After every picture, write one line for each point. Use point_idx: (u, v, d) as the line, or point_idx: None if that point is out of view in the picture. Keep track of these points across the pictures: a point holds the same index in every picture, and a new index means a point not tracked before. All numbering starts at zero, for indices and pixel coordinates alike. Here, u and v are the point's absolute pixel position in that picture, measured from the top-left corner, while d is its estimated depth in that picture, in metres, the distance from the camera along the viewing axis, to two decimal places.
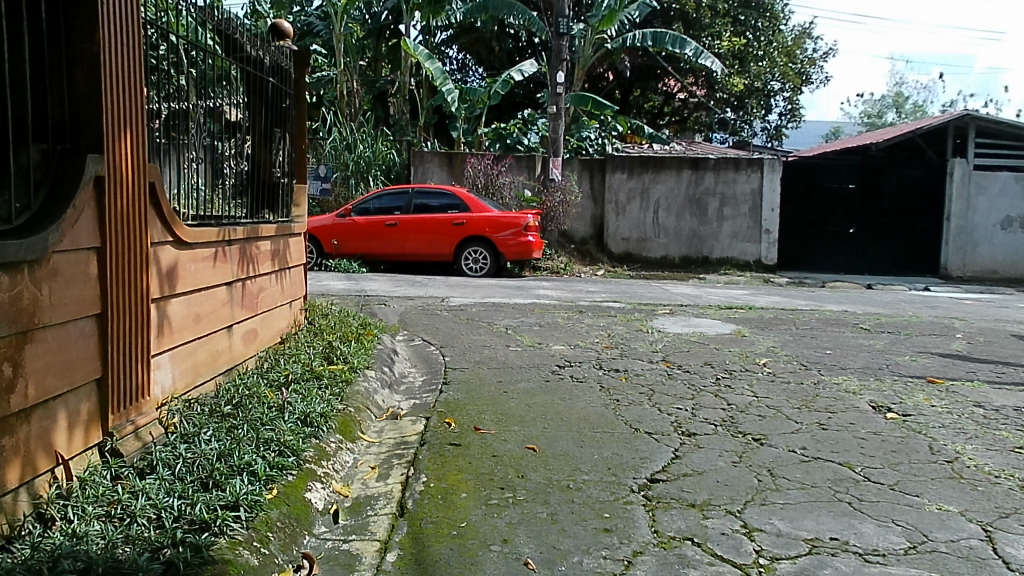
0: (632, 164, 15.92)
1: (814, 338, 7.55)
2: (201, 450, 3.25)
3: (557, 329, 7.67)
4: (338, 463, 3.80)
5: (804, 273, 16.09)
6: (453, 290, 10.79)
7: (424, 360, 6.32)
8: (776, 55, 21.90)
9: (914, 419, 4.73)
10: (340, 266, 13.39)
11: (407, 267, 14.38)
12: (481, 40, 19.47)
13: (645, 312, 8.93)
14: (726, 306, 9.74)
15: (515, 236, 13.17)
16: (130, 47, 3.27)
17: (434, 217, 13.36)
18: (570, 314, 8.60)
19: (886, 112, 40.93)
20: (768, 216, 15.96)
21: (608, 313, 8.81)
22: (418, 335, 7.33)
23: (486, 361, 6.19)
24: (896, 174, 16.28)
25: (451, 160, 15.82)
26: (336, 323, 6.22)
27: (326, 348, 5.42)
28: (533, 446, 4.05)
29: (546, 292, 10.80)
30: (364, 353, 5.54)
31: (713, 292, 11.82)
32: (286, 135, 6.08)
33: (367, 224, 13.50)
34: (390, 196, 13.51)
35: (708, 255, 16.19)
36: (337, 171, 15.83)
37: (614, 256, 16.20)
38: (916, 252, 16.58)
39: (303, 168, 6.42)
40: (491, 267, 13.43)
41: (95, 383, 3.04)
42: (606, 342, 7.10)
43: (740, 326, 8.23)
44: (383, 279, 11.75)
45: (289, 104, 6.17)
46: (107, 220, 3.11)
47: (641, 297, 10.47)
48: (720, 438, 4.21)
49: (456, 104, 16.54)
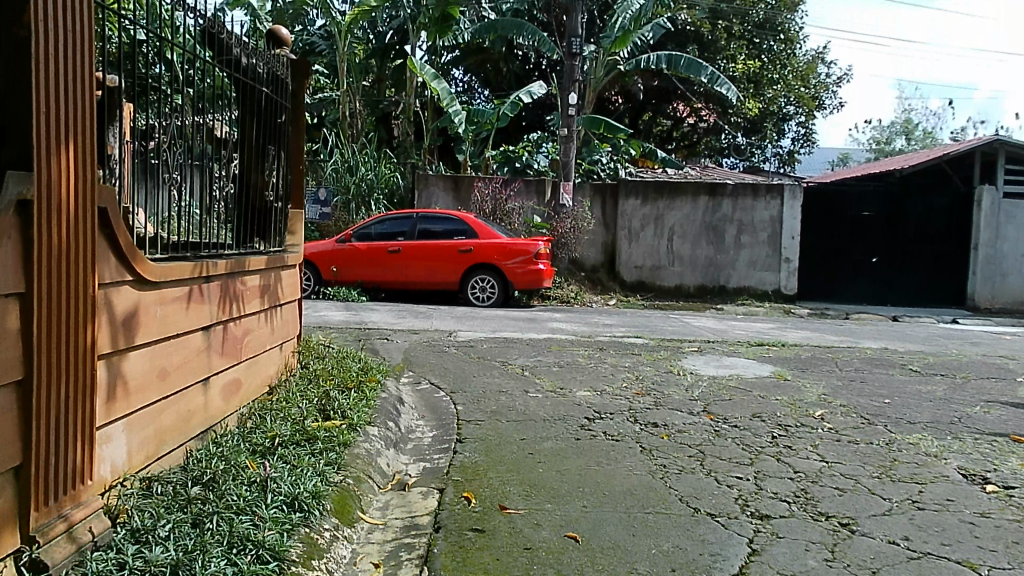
0: (646, 190, 15.26)
1: (864, 383, 6.79)
2: (154, 558, 2.49)
3: (579, 371, 6.92)
4: (334, 560, 3.04)
5: (826, 304, 15.33)
6: (460, 322, 10.05)
7: (432, 410, 5.56)
8: (790, 79, 21.41)
9: (1020, 494, 3.96)
10: (340, 295, 12.65)
11: (409, 296, 13.64)
12: (488, 61, 18.98)
13: (672, 350, 8.17)
14: (756, 343, 8.98)
15: (525, 264, 12.46)
16: (77, 33, 2.58)
17: (440, 242, 12.65)
18: (591, 352, 7.85)
19: (894, 139, 40.48)
20: (788, 244, 15.26)
21: (631, 351, 8.06)
22: (425, 378, 6.56)
23: (504, 412, 5.42)
24: (922, 202, 15.60)
25: (456, 184, 15.19)
26: (334, 366, 5.49)
27: (321, 400, 4.66)
28: (574, 533, 3.30)
29: (561, 325, 10.06)
30: (365, 405, 4.78)
31: (738, 325, 11.07)
32: (282, 154, 5.38)
33: (369, 250, 12.79)
34: (394, 221, 12.82)
35: (724, 284, 15.45)
36: (337, 194, 15.17)
37: (626, 284, 15.48)
38: (942, 283, 15.83)
39: (300, 191, 5.72)
40: (499, 296, 12.68)
41: (11, 472, 2.31)
42: (636, 387, 6.34)
43: (778, 367, 7.48)
44: (385, 310, 11.02)
45: (285, 120, 5.47)
46: (38, 258, 2.39)
47: (663, 332, 9.70)
48: (801, 524, 3.45)
49: (463, 126, 16.00)
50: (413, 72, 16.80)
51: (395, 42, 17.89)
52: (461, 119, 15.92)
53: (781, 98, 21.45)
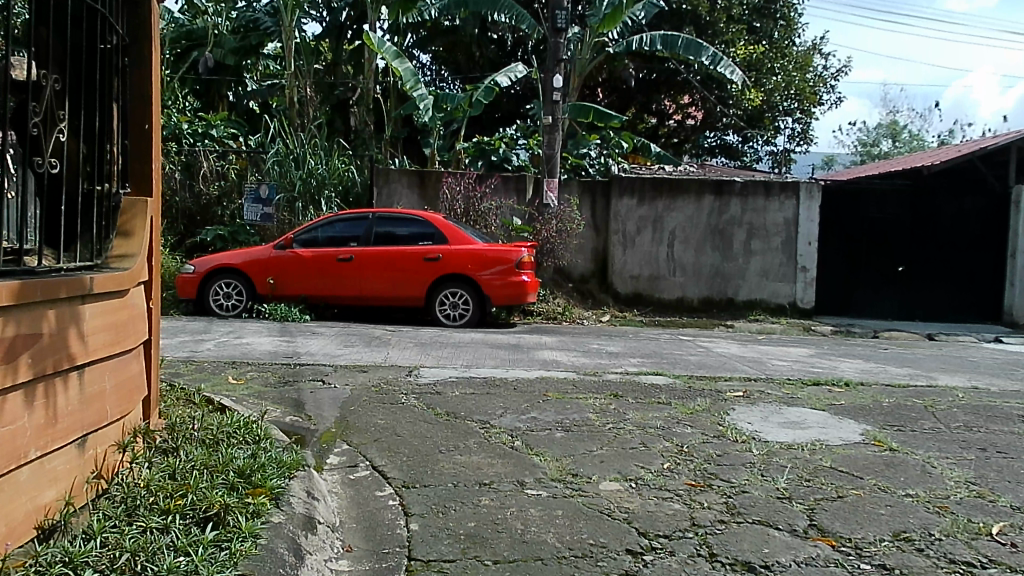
0: (643, 188, 13.19)
1: (1010, 457, 4.67)
2: None
3: (594, 440, 4.71)
4: None
5: (850, 321, 13.27)
6: (425, 352, 7.80)
7: (369, 538, 3.33)
8: (791, 70, 19.46)
9: None
10: (277, 312, 10.27)
11: (364, 313, 11.35)
12: (460, 44, 16.91)
13: (710, 398, 6.00)
14: (811, 382, 6.85)
15: (504, 275, 10.29)
16: None
17: (400, 248, 10.40)
18: (604, 404, 5.66)
19: (881, 141, 38.60)
20: (806, 251, 13.24)
21: (656, 399, 5.89)
22: (364, 459, 4.30)
23: (488, 541, 3.23)
24: (952, 203, 13.70)
25: (423, 180, 12.94)
26: (199, 464, 3.23)
27: (135, 557, 2.45)
28: None
29: (554, 355, 7.85)
30: (226, 563, 2.52)
31: (770, 352, 8.90)
32: (103, 98, 3.14)
33: (314, 258, 10.47)
34: (345, 222, 10.58)
35: (732, 297, 13.38)
36: (280, 191, 12.82)
37: (621, 297, 13.34)
38: (976, 296, 13.89)
39: (146, 163, 3.51)
40: (472, 315, 10.45)
41: None
42: (687, 473, 4.17)
43: (867, 427, 5.35)
44: (330, 335, 8.74)
45: (115, 45, 3.24)
46: None
47: (688, 365, 7.49)
48: None
49: (429, 113, 13.86)
50: (371, 50, 14.56)
51: (351, 19, 15.69)
52: (425, 105, 13.76)
53: (783, 90, 19.53)
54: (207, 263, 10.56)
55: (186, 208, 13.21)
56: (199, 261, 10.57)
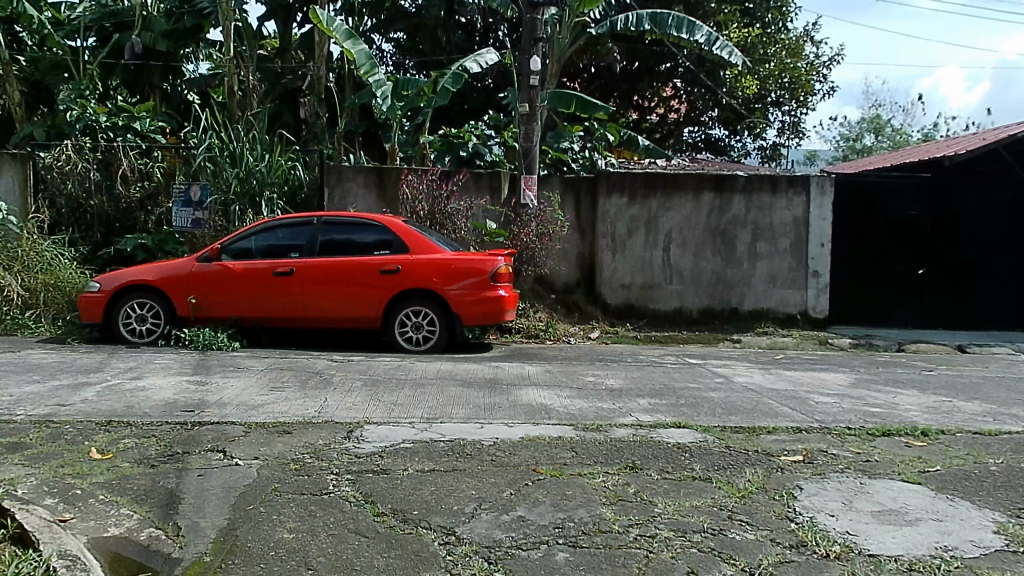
0: (634, 185, 11.59)
1: None
2: None
3: (617, 571, 3.01)
4: None
5: (868, 332, 11.73)
6: (374, 397, 6.03)
7: None
8: (784, 55, 17.99)
9: None
10: (200, 340, 8.45)
11: (310, 338, 9.55)
12: (423, 28, 15.15)
13: (763, 469, 4.33)
14: (879, 432, 5.24)
15: (476, 289, 8.58)
16: None
17: (350, 260, 8.64)
18: (620, 487, 3.96)
19: (864, 135, 37.34)
20: (817, 253, 11.70)
21: (690, 474, 4.19)
22: None
23: None
24: (976, 197, 12.28)
25: (381, 179, 11.21)
26: None
27: None
28: None
29: (540, 396, 6.13)
30: None
31: (802, 381, 7.25)
32: None
33: (246, 273, 8.65)
34: (285, 230, 8.82)
35: (736, 307, 11.78)
36: (213, 194, 10.98)
37: (610, 309, 11.70)
38: (1003, 301, 12.46)
39: None
40: (438, 337, 8.74)
41: None
42: None
43: (998, 516, 3.73)
44: (258, 370, 6.95)
45: None
46: None
47: (714, 408, 5.80)
48: None
49: (388, 101, 12.07)
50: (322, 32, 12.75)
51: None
52: (384, 92, 11.98)
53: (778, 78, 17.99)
54: (115, 280, 8.68)
55: (102, 213, 11.24)
56: (106, 278, 8.70)
